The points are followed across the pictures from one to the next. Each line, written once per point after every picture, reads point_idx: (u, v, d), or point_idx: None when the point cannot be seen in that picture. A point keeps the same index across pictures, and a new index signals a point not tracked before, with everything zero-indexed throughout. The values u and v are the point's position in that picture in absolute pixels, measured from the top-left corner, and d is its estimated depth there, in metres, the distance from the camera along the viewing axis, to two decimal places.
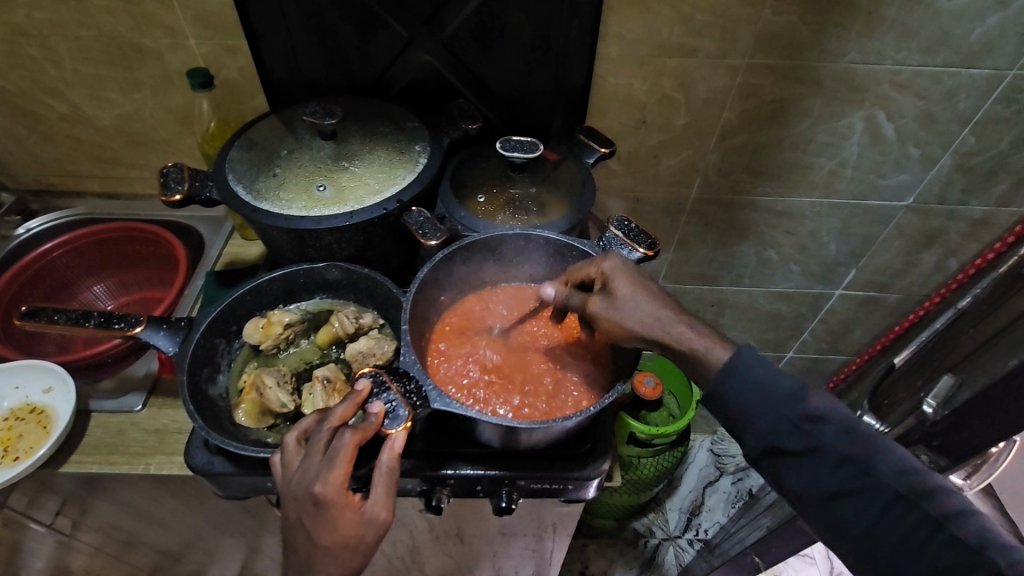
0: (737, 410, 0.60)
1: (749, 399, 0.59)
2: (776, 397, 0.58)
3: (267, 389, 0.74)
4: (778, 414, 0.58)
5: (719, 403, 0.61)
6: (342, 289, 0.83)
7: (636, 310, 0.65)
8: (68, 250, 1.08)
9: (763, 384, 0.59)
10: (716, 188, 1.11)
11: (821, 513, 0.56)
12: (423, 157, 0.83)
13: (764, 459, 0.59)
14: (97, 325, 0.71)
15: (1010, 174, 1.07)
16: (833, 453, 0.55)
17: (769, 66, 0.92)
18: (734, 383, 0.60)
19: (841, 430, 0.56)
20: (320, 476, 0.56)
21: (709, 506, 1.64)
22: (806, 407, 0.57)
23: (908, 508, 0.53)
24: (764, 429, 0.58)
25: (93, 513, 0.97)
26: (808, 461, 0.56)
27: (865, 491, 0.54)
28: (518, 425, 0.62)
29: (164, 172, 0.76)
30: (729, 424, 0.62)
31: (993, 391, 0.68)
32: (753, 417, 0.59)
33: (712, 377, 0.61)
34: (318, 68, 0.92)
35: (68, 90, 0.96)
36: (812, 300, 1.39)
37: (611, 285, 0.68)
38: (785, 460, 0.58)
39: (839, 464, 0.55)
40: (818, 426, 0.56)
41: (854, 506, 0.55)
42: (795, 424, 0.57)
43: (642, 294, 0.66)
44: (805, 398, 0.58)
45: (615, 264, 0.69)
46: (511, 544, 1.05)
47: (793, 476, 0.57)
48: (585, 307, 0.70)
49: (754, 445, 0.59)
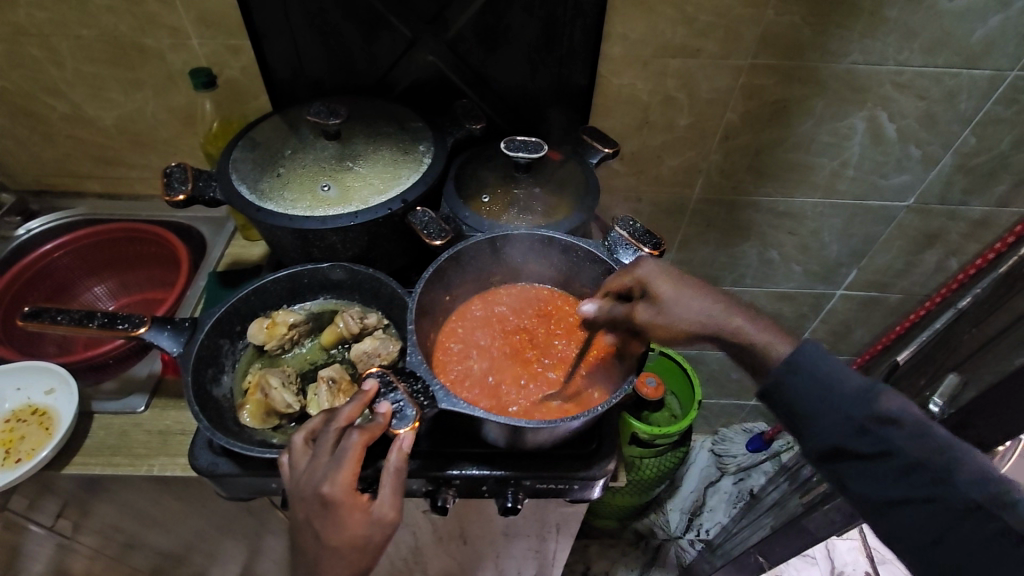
0: (801, 406, 0.59)
1: (814, 396, 0.59)
2: (842, 397, 0.58)
3: (272, 390, 0.73)
4: (846, 415, 0.57)
5: (779, 399, 0.61)
6: (347, 289, 0.83)
7: (687, 310, 0.65)
8: (68, 251, 1.07)
9: (828, 382, 0.58)
10: (719, 188, 1.12)
11: (886, 518, 0.56)
12: (427, 157, 0.83)
13: (827, 460, 0.59)
14: (100, 325, 0.70)
15: (1011, 174, 1.07)
16: (904, 458, 0.55)
17: (772, 66, 0.92)
18: (798, 379, 0.59)
19: (912, 433, 0.55)
20: (328, 477, 0.56)
21: (711, 506, 1.63)
22: (877, 410, 0.56)
23: (981, 518, 0.52)
24: (828, 429, 0.58)
25: (94, 515, 0.96)
26: (876, 465, 0.56)
27: (936, 498, 0.54)
28: (524, 425, 0.62)
29: (167, 172, 0.76)
30: (789, 423, 0.61)
31: (998, 390, 0.69)
32: (816, 417, 0.58)
33: (772, 373, 0.61)
34: (320, 68, 0.92)
35: (69, 90, 0.96)
36: (813, 300, 1.39)
37: (654, 288, 0.67)
38: (853, 460, 0.57)
39: (910, 469, 0.54)
40: (889, 430, 0.56)
41: (921, 513, 0.54)
42: (864, 426, 0.56)
43: (687, 291, 0.66)
44: (875, 398, 0.57)
45: (650, 268, 0.68)
46: (514, 545, 1.05)
47: (858, 480, 0.57)
48: (632, 317, 0.68)
49: (816, 445, 0.59)
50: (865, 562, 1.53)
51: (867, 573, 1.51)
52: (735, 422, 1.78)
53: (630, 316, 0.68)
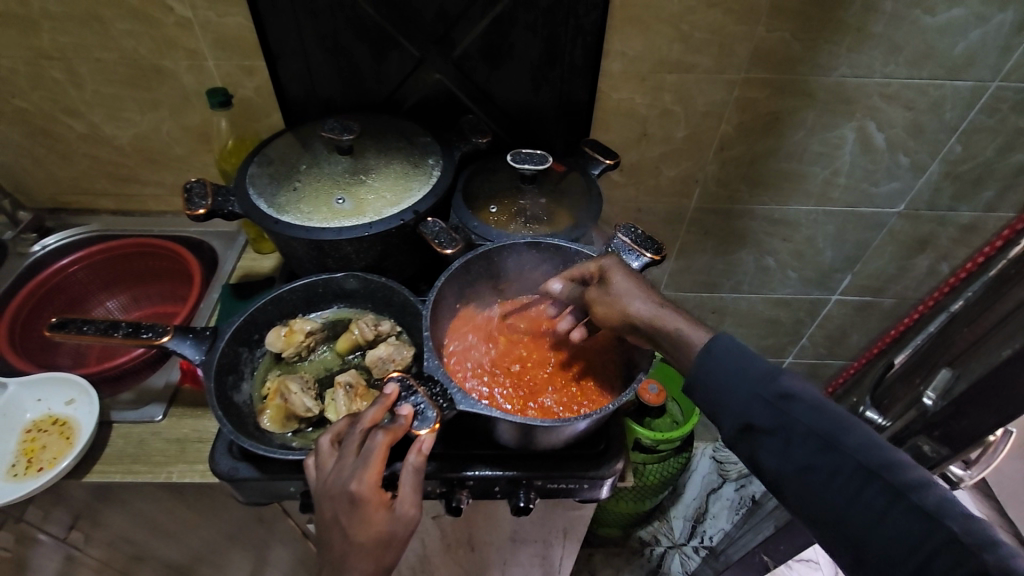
0: (712, 389, 0.63)
1: (723, 378, 0.62)
2: (747, 377, 0.61)
3: (292, 395, 0.76)
4: (749, 392, 0.60)
5: (695, 385, 0.64)
6: (360, 298, 0.86)
7: (630, 297, 0.70)
8: (84, 266, 1.10)
9: (734, 364, 0.62)
10: (715, 197, 1.15)
11: (789, 490, 0.58)
12: (436, 170, 0.86)
13: (739, 438, 0.61)
14: (125, 335, 0.73)
15: (996, 181, 1.11)
16: (798, 428, 0.57)
17: (764, 79, 0.96)
18: (709, 361, 0.63)
19: (807, 405, 0.58)
20: (355, 475, 0.58)
21: (713, 513, 1.65)
22: (776, 385, 0.60)
23: (869, 481, 0.53)
24: (736, 407, 0.60)
25: (105, 525, 0.97)
26: (775, 437, 0.58)
27: (830, 465, 0.55)
28: (538, 423, 0.65)
29: (187, 187, 0.79)
30: (706, 408, 0.64)
31: (989, 379, 0.72)
32: (724, 396, 0.62)
33: (694, 358, 0.65)
34: (331, 86, 0.96)
35: (87, 110, 0.99)
36: (810, 306, 1.42)
37: (608, 277, 0.72)
38: (757, 438, 0.60)
39: (804, 439, 0.57)
40: (786, 403, 0.58)
41: (819, 480, 0.55)
42: (764, 400, 0.59)
43: (639, 286, 0.71)
44: (777, 376, 0.60)
45: (611, 264, 0.73)
46: (522, 551, 1.06)
47: (762, 454, 0.59)
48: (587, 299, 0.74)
49: (728, 424, 0.62)
50: None
51: None
52: None
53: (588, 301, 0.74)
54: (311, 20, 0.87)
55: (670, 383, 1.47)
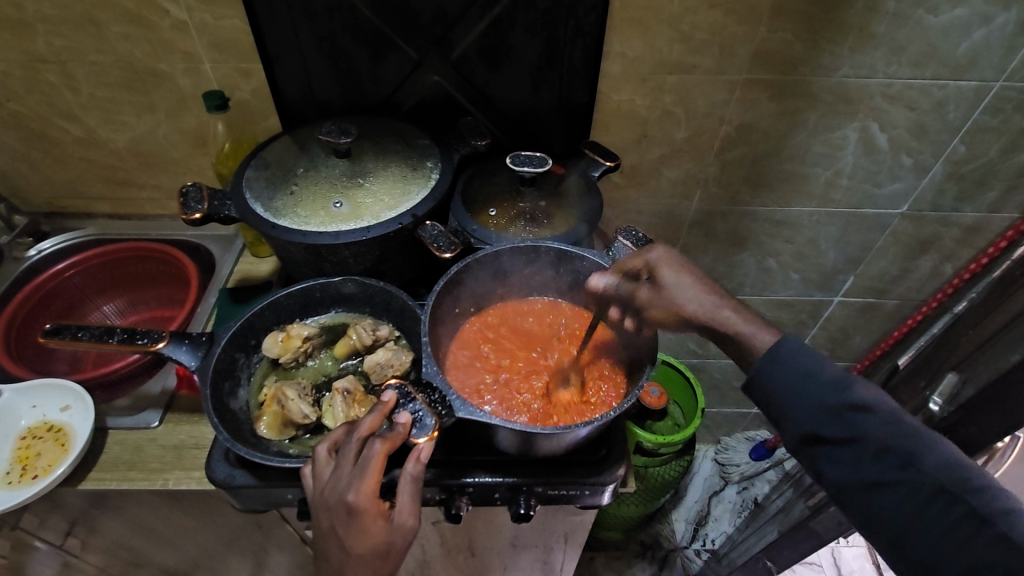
0: (779, 396, 0.62)
1: (792, 386, 0.61)
2: (818, 387, 0.60)
3: (289, 401, 0.75)
4: (821, 403, 0.60)
5: (758, 388, 0.63)
6: (358, 302, 0.85)
7: (682, 293, 0.69)
8: (80, 270, 1.09)
9: (803, 373, 0.61)
10: (716, 198, 1.14)
11: (858, 504, 0.58)
12: (435, 173, 0.85)
13: (804, 447, 0.61)
14: (120, 341, 0.72)
15: (1000, 181, 1.10)
16: (875, 444, 0.57)
17: (766, 80, 0.95)
18: (777, 368, 0.62)
19: (883, 420, 0.58)
20: (352, 485, 0.57)
21: (715, 515, 1.64)
22: (850, 398, 0.59)
23: (947, 501, 0.55)
24: (805, 417, 0.60)
25: (101, 532, 0.96)
26: (847, 451, 0.58)
27: (908, 483, 0.56)
28: (538, 430, 0.63)
29: (183, 191, 0.78)
30: (767, 412, 0.64)
31: (996, 384, 0.71)
32: (792, 405, 0.61)
33: (758, 360, 0.64)
34: (329, 89, 0.95)
35: (83, 113, 0.98)
36: (812, 307, 1.41)
37: (659, 275, 0.71)
38: (826, 449, 0.59)
39: (882, 454, 0.57)
40: (861, 417, 0.58)
41: (893, 496, 0.56)
42: (838, 413, 0.59)
43: (688, 280, 0.69)
44: (849, 386, 0.59)
45: (660, 255, 0.71)
46: (522, 556, 1.05)
47: (831, 466, 0.59)
48: (636, 297, 0.71)
49: (793, 432, 0.61)
50: (872, 569, 1.53)
51: None
52: (737, 430, 1.79)
53: (631, 296, 0.72)
54: (307, 22, 0.86)
55: (671, 386, 1.46)
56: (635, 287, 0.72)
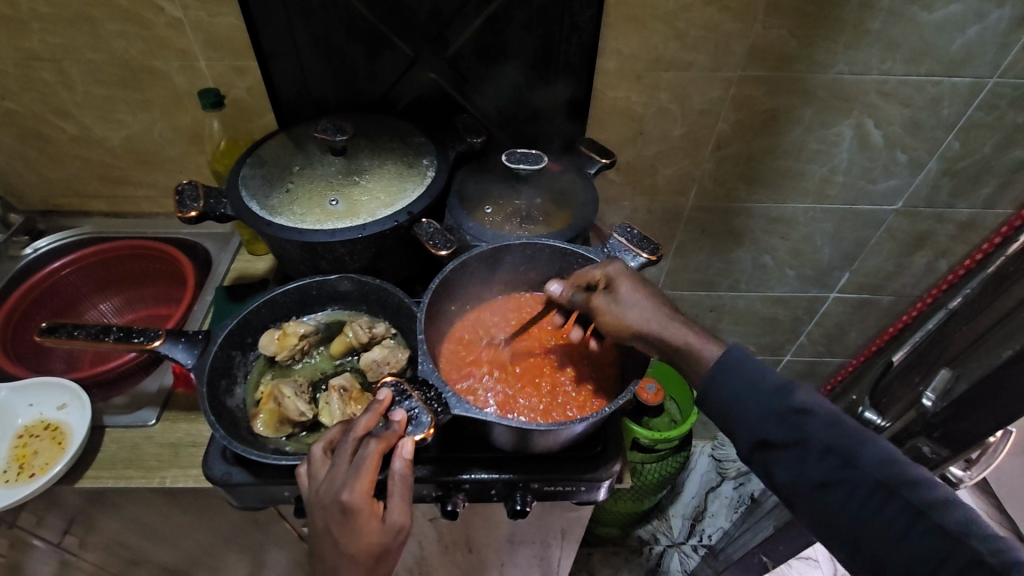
0: (728, 404, 0.63)
1: (738, 393, 0.62)
2: (763, 392, 0.61)
3: (286, 399, 0.75)
4: (766, 407, 0.60)
5: (708, 399, 0.64)
6: (354, 300, 0.85)
7: (634, 309, 0.68)
8: (77, 269, 1.09)
9: (750, 379, 0.62)
10: (712, 195, 1.14)
11: (806, 506, 0.58)
12: (431, 170, 0.85)
13: (755, 454, 0.61)
14: (116, 339, 0.72)
15: (994, 177, 1.11)
16: (817, 444, 0.58)
17: (761, 77, 0.96)
18: (724, 376, 0.63)
19: (824, 421, 0.58)
20: (347, 484, 0.58)
21: (712, 511, 1.65)
22: (794, 402, 0.60)
23: (890, 498, 0.55)
24: (753, 422, 0.61)
25: (100, 530, 0.96)
26: (791, 453, 0.59)
27: (850, 481, 0.56)
28: (534, 427, 0.64)
29: (178, 189, 0.78)
30: (720, 423, 0.65)
31: (989, 380, 0.71)
32: (739, 412, 0.62)
33: (705, 376, 0.64)
34: (325, 86, 0.95)
35: (77, 111, 0.98)
36: (808, 304, 1.42)
37: (610, 288, 0.71)
38: (774, 454, 0.60)
39: (823, 454, 0.57)
40: (803, 418, 0.59)
41: (837, 496, 0.56)
42: (782, 417, 0.59)
43: (642, 296, 0.69)
44: (792, 391, 0.61)
45: (618, 269, 0.71)
46: (519, 552, 1.06)
47: (778, 470, 0.59)
48: (587, 305, 0.72)
49: (744, 440, 0.62)
50: None
51: None
52: None
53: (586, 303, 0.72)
54: (303, 19, 0.86)
55: (668, 383, 1.46)
56: (587, 295, 0.73)
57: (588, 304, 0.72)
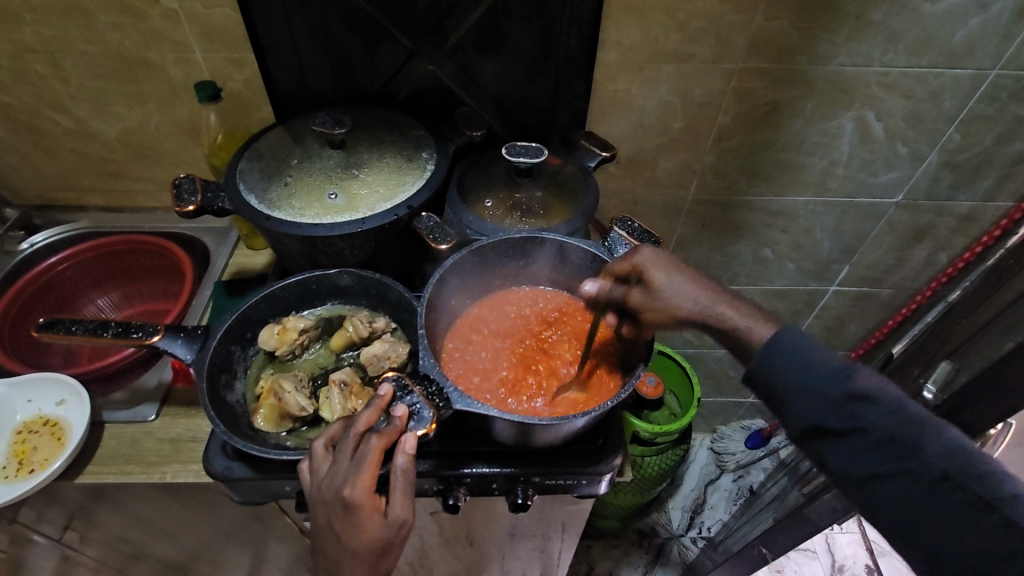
0: (781, 387, 0.62)
1: (793, 376, 0.61)
2: (818, 376, 0.60)
3: (286, 394, 0.75)
4: (821, 394, 0.59)
5: (759, 380, 0.64)
6: (354, 295, 0.85)
7: (676, 294, 0.68)
8: (74, 264, 1.08)
9: (805, 363, 0.61)
10: (712, 188, 1.14)
11: (861, 493, 0.57)
12: (430, 163, 0.85)
13: (807, 437, 0.61)
14: (115, 335, 0.72)
15: (995, 170, 1.10)
16: (877, 433, 0.56)
17: (762, 69, 0.95)
18: (777, 359, 0.62)
19: (885, 409, 0.57)
20: (348, 480, 0.57)
21: (711, 504, 1.65)
22: (852, 387, 0.58)
23: (954, 489, 0.53)
24: (806, 407, 0.60)
25: (101, 526, 0.96)
26: (848, 440, 0.58)
27: (911, 472, 0.55)
28: (536, 421, 0.64)
29: (176, 182, 0.77)
30: (771, 403, 0.64)
31: (989, 373, 0.71)
32: (792, 395, 0.61)
33: (757, 355, 0.64)
34: (323, 79, 0.94)
35: (73, 105, 0.97)
36: (807, 297, 1.42)
37: (644, 281, 0.70)
38: (828, 439, 0.59)
39: (882, 443, 0.56)
40: (861, 405, 0.57)
41: (897, 485, 0.55)
42: (839, 403, 0.58)
43: (679, 279, 0.69)
44: (851, 376, 0.59)
45: (647, 257, 0.71)
46: (521, 545, 1.06)
47: (833, 457, 0.59)
48: (625, 301, 0.72)
49: (797, 423, 0.61)
50: (866, 555, 1.55)
51: (867, 566, 1.54)
52: (733, 419, 1.80)
53: (625, 298, 0.72)
54: (300, 11, 0.85)
55: (668, 376, 1.46)
56: (624, 291, 0.72)
57: (625, 299, 0.72)
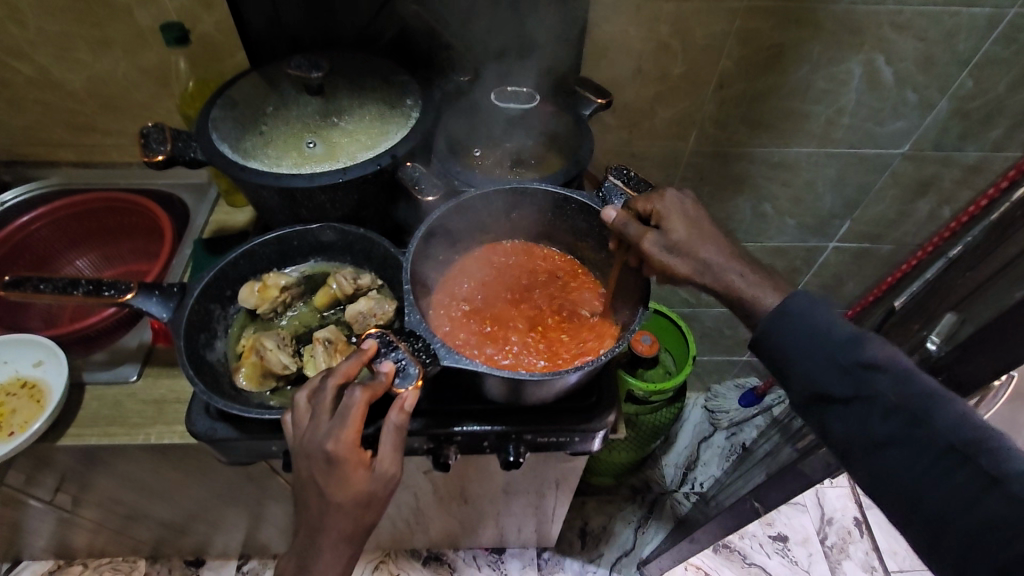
0: (787, 352, 0.61)
1: (798, 342, 0.60)
2: (825, 343, 0.59)
3: (267, 352, 0.72)
4: (828, 359, 0.58)
5: (766, 346, 0.63)
6: (338, 250, 0.82)
7: (690, 250, 0.66)
8: (47, 223, 1.04)
9: (815, 331, 0.60)
10: (713, 139, 1.09)
11: (865, 463, 0.56)
12: (415, 110, 0.79)
13: (811, 406, 0.60)
14: (85, 293, 0.69)
15: (1006, 118, 1.06)
16: (883, 401, 0.54)
17: (768, 8, 0.89)
18: (783, 324, 0.61)
19: (894, 377, 0.54)
20: (331, 434, 0.56)
21: (704, 460, 1.67)
22: (863, 355, 0.56)
23: (961, 463, 0.50)
24: (811, 373, 0.59)
25: (92, 489, 0.95)
26: (851, 408, 0.56)
27: (916, 443, 0.52)
28: (526, 377, 0.61)
29: (142, 132, 0.72)
30: (778, 373, 0.63)
31: (994, 324, 0.69)
32: (798, 361, 0.60)
33: (765, 318, 0.63)
34: (300, 20, 0.87)
35: (33, 51, 0.91)
36: (806, 254, 1.39)
37: (666, 225, 0.67)
38: (831, 407, 0.58)
39: (888, 413, 0.54)
40: (868, 373, 0.56)
41: (899, 457, 0.53)
42: (846, 370, 0.57)
43: (698, 236, 0.67)
44: (862, 344, 0.57)
45: (671, 202, 0.68)
46: (514, 502, 1.06)
47: (836, 425, 0.57)
48: (641, 242, 0.68)
49: (800, 391, 0.60)
50: (854, 508, 1.58)
51: (856, 517, 1.57)
52: (728, 377, 1.81)
53: (636, 239, 0.68)
54: None
55: (666, 337, 1.43)
56: (642, 230, 0.68)
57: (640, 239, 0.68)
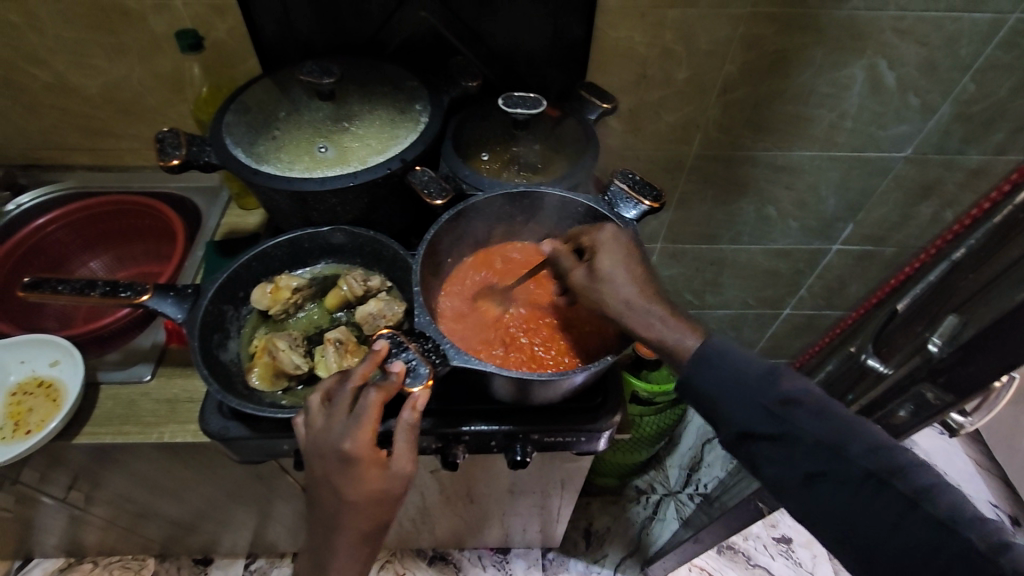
0: (715, 397, 0.61)
1: (724, 385, 0.60)
2: (750, 385, 0.59)
3: (280, 352, 0.74)
4: (754, 401, 0.59)
5: (690, 391, 0.62)
6: (348, 253, 0.83)
7: (617, 285, 0.65)
8: (62, 225, 1.06)
9: (736, 371, 0.60)
10: (717, 143, 1.10)
11: (795, 496, 0.58)
12: (424, 116, 0.81)
13: (739, 445, 0.61)
14: (102, 294, 0.70)
15: (1009, 122, 1.07)
16: (805, 436, 0.57)
17: (772, 14, 0.90)
18: (706, 369, 0.61)
19: (812, 412, 0.57)
20: (346, 434, 0.57)
21: (708, 461, 1.68)
22: (779, 392, 0.59)
23: (882, 487, 0.54)
24: (737, 415, 0.59)
25: (104, 487, 0.97)
26: (778, 447, 0.58)
27: (840, 473, 0.55)
28: (533, 377, 0.62)
29: (159, 137, 0.74)
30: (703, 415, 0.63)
31: (995, 325, 0.69)
32: (724, 405, 0.60)
33: (686, 365, 0.62)
34: (311, 26, 0.89)
35: (51, 58, 0.93)
36: (809, 257, 1.40)
37: (596, 258, 0.67)
38: (759, 446, 0.59)
39: (814, 448, 0.56)
40: (791, 410, 0.58)
41: (830, 488, 0.56)
42: (772, 410, 0.58)
43: (627, 272, 0.66)
44: (778, 381, 0.59)
45: (607, 236, 0.68)
46: (520, 502, 1.07)
47: (765, 464, 0.59)
48: (570, 274, 0.70)
49: (728, 432, 0.61)
50: None
51: None
52: None
53: (567, 271, 0.70)
54: None
55: None
56: (572, 263, 0.70)
57: (569, 271, 0.70)
